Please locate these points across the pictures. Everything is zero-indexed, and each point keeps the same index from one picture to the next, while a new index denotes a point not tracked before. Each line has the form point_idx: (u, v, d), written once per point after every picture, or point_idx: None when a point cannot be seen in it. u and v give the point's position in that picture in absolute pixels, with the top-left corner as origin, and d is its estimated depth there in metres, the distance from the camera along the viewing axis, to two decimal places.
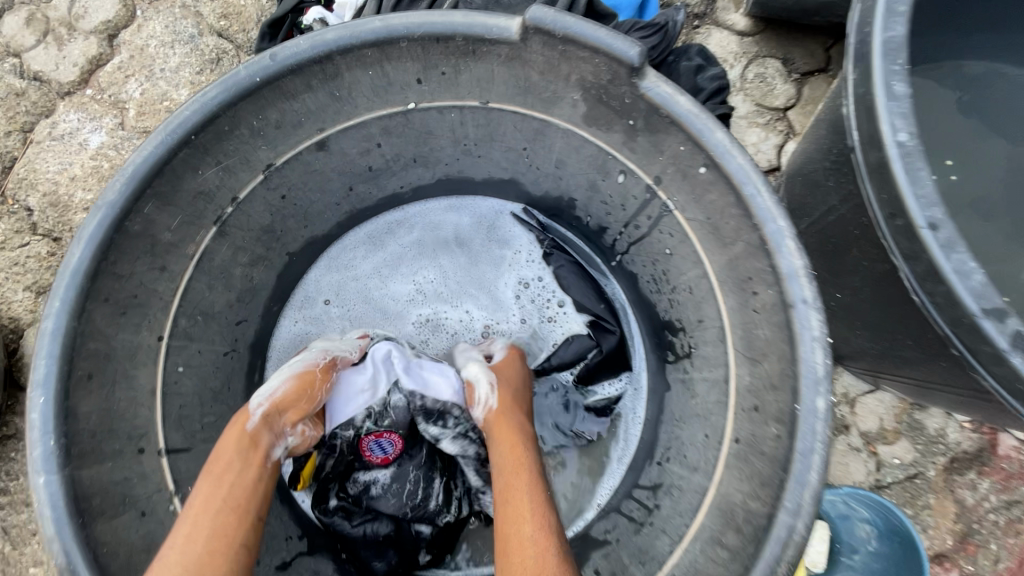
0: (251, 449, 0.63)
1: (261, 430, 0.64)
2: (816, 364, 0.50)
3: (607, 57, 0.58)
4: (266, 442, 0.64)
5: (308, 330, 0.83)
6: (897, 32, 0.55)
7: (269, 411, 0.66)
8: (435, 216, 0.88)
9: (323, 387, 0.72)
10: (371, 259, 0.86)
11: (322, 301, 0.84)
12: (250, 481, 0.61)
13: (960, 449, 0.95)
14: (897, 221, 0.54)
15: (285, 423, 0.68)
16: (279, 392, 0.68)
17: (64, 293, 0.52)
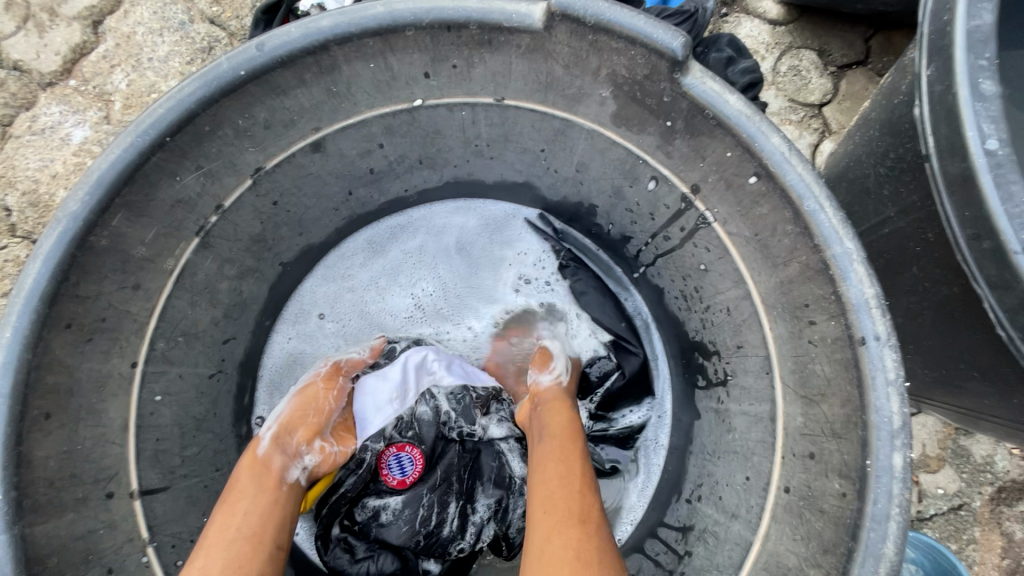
0: (264, 469, 0.58)
1: (270, 452, 0.59)
2: (892, 415, 0.43)
3: (644, 49, 0.50)
4: (280, 462, 0.59)
5: (302, 348, 0.76)
6: (985, 20, 0.47)
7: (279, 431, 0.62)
8: (439, 220, 0.79)
9: (330, 398, 0.67)
10: (370, 270, 0.79)
11: (316, 314, 0.77)
12: (266, 503, 0.55)
13: (1009, 478, 0.88)
14: (982, 243, 0.46)
15: (297, 442, 0.62)
16: (285, 412, 0.64)
17: (17, 321, 0.45)
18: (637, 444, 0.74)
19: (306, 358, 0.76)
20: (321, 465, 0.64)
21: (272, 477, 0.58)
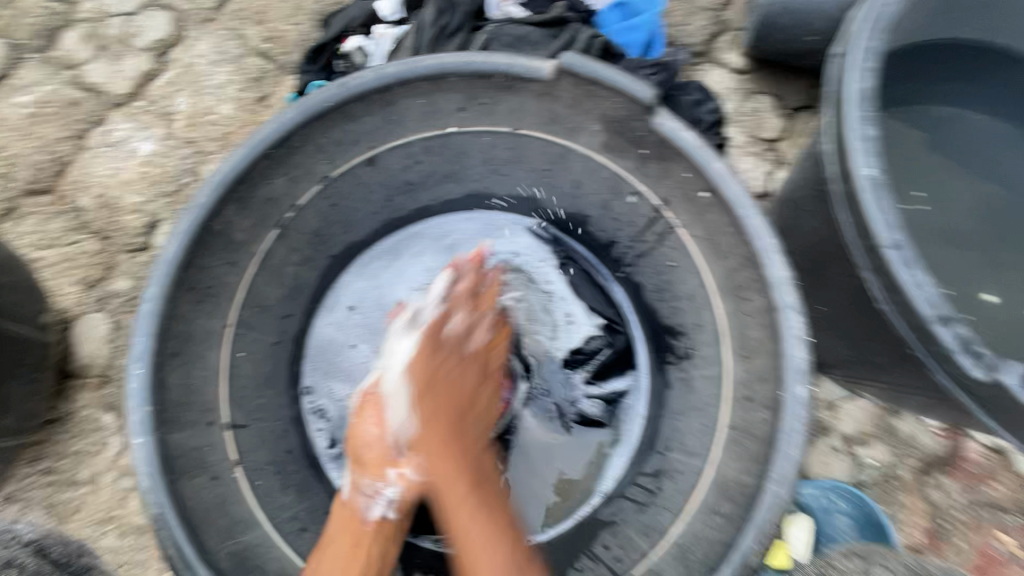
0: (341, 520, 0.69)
1: (348, 504, 0.70)
2: (797, 358, 0.59)
3: (625, 97, 0.69)
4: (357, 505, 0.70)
5: (331, 334, 0.85)
6: (865, 85, 0.67)
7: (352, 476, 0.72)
8: (451, 228, 0.93)
9: (375, 431, 0.72)
10: (391, 267, 0.90)
11: (344, 306, 0.87)
12: (347, 552, 0.66)
13: (931, 452, 1.05)
14: (865, 241, 0.64)
15: (371, 485, 0.70)
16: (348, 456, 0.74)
17: (159, 281, 0.62)
18: (620, 408, 0.88)
19: (340, 345, 0.85)
20: (401, 498, 0.70)
21: (352, 531, 0.68)
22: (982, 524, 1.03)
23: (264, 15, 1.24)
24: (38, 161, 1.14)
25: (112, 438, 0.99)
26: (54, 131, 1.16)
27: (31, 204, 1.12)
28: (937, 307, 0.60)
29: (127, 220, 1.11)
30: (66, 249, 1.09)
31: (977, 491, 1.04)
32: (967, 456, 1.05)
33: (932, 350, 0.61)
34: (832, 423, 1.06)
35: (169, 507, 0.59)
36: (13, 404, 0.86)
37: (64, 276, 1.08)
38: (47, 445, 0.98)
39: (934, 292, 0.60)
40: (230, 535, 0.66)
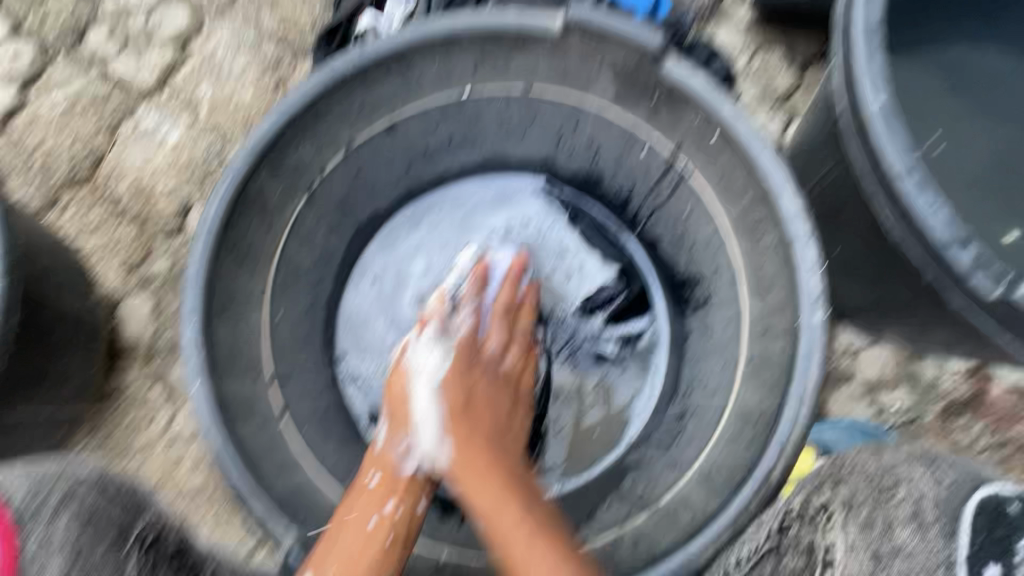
0: (377, 467, 0.73)
1: (384, 452, 0.74)
2: (813, 287, 0.62)
3: (635, 46, 0.70)
4: (393, 457, 0.74)
5: (341, 306, 0.84)
6: (875, 18, 0.68)
7: (390, 427, 0.76)
8: (454, 190, 0.88)
9: (403, 386, 0.76)
10: (401, 235, 0.87)
11: (352, 278, 0.85)
12: (375, 499, 0.70)
13: (955, 395, 1.06)
14: (877, 170, 0.66)
15: (403, 438, 0.75)
16: (388, 407, 0.77)
17: (204, 238, 0.70)
18: (642, 352, 0.86)
19: (355, 320, 0.84)
20: (444, 457, 0.74)
21: (386, 479, 0.72)
22: (1008, 463, 1.03)
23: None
24: (75, 153, 1.20)
25: (160, 409, 1.06)
26: (88, 125, 1.22)
27: (72, 194, 1.18)
28: (950, 232, 0.61)
29: (162, 205, 1.17)
30: (107, 235, 1.15)
31: (1003, 431, 1.04)
32: (992, 397, 1.05)
33: (947, 273, 0.63)
34: (853, 370, 1.07)
35: (221, 450, 0.68)
36: (72, 376, 0.92)
37: (107, 261, 1.14)
38: (102, 417, 1.05)
39: (947, 216, 0.61)
40: (275, 475, 0.71)
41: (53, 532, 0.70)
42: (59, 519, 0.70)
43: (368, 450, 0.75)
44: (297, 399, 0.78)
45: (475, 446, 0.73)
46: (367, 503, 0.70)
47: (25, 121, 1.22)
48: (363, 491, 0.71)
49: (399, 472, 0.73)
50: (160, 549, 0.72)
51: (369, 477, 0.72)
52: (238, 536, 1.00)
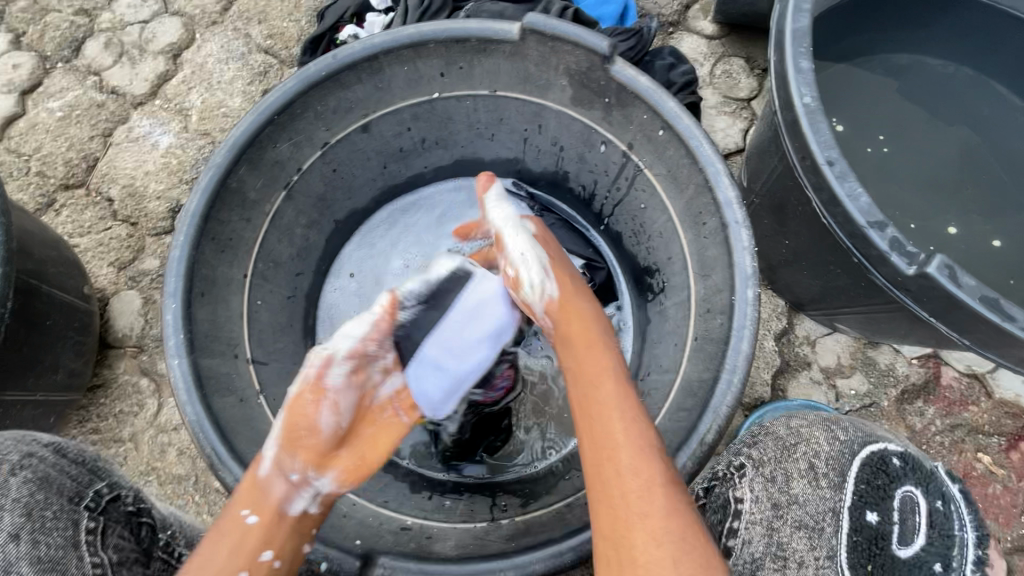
0: (257, 503, 0.64)
1: (268, 480, 0.65)
2: (746, 266, 0.67)
3: (586, 50, 0.77)
4: (275, 492, 0.65)
5: (338, 297, 0.99)
6: (802, 24, 0.74)
7: (281, 450, 0.67)
8: (437, 196, 1.06)
9: (316, 403, 0.70)
10: (390, 234, 1.03)
11: (349, 274, 1.01)
12: (251, 536, 0.62)
13: (909, 381, 1.10)
14: (806, 161, 0.71)
15: (300, 465, 0.68)
16: (285, 426, 0.69)
17: (185, 230, 0.71)
18: None
19: (344, 310, 0.99)
20: (333, 486, 0.70)
21: (266, 517, 0.64)
22: (961, 445, 1.08)
23: (266, 14, 1.34)
24: (70, 158, 1.26)
25: (148, 400, 1.10)
26: (84, 132, 1.28)
27: (66, 197, 1.24)
28: (870, 215, 0.67)
29: (153, 206, 1.23)
30: (99, 235, 1.21)
31: (955, 415, 1.09)
32: (944, 382, 1.10)
33: (870, 254, 0.68)
34: (812, 358, 1.12)
35: (207, 421, 0.67)
36: (63, 365, 0.97)
37: (98, 259, 1.19)
38: (92, 408, 1.10)
39: (867, 201, 0.67)
40: (256, 446, 0.73)
41: (10, 494, 0.61)
42: (16, 477, 0.62)
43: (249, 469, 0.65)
44: (274, 382, 0.83)
45: (583, 325, 0.73)
46: (233, 552, 0.61)
47: (23, 128, 1.28)
48: (236, 529, 0.62)
49: (285, 506, 0.65)
50: (116, 509, 0.67)
51: (242, 511, 0.63)
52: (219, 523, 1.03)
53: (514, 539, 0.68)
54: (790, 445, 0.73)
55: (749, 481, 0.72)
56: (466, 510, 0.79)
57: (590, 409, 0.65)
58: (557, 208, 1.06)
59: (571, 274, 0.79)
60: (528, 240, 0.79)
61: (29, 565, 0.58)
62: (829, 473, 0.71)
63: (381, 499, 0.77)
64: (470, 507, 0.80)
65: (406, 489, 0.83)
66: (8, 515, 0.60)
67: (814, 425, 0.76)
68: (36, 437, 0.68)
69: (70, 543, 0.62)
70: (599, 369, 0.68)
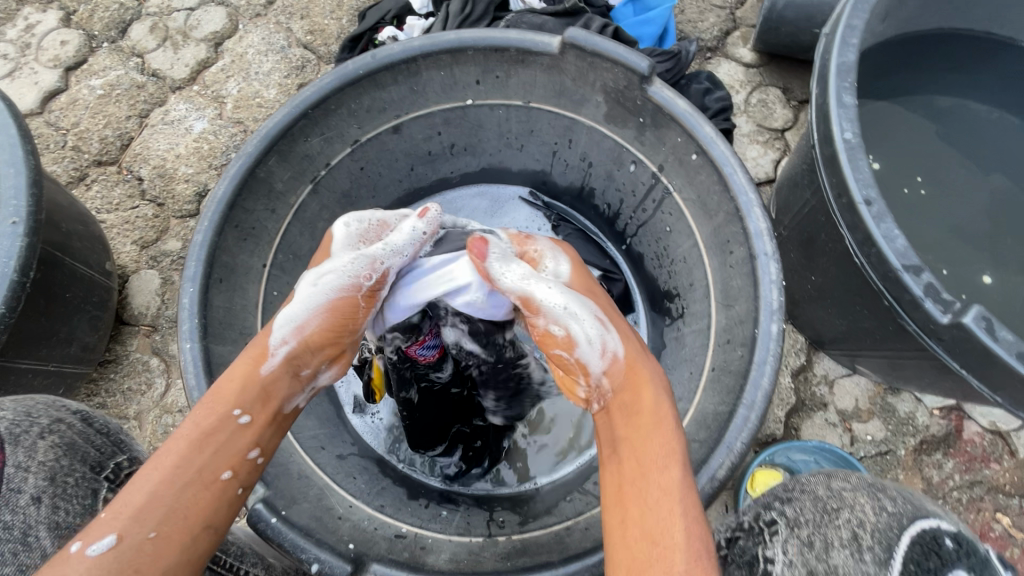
0: (257, 407, 0.60)
1: (274, 381, 0.62)
2: (772, 299, 0.65)
3: (625, 68, 0.76)
4: (279, 395, 0.62)
5: None
6: (848, 58, 0.73)
7: (294, 352, 0.63)
8: (457, 200, 1.06)
9: (365, 311, 0.66)
10: None
11: None
12: (236, 436, 0.58)
13: (928, 432, 1.07)
14: (842, 198, 0.70)
15: (311, 365, 0.65)
16: (315, 328, 0.64)
17: (211, 215, 0.72)
18: None
19: None
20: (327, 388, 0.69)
21: (260, 419, 0.60)
22: (980, 504, 1.03)
23: (309, 11, 1.37)
24: (107, 136, 1.28)
25: (156, 380, 1.11)
26: (122, 111, 1.30)
27: (98, 173, 1.26)
28: (905, 258, 0.65)
29: (181, 189, 1.24)
30: (126, 213, 1.23)
31: (975, 472, 1.05)
32: (965, 436, 1.06)
33: (902, 298, 0.66)
34: (828, 398, 1.09)
35: None
36: (78, 338, 0.97)
37: (123, 236, 1.21)
38: (101, 383, 1.11)
39: (903, 243, 0.65)
40: None
41: (36, 454, 0.54)
42: (46, 438, 0.56)
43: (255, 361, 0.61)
44: None
45: (646, 393, 0.60)
46: (222, 451, 0.57)
47: (64, 102, 1.31)
48: (229, 427, 0.58)
49: (284, 405, 0.62)
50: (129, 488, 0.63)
51: (237, 409, 0.59)
52: None
53: (509, 559, 0.66)
54: (831, 507, 0.54)
55: (781, 542, 0.53)
56: (463, 523, 0.77)
57: (642, 485, 0.54)
58: (574, 219, 1.06)
59: (624, 324, 0.66)
60: (563, 288, 0.64)
61: (47, 531, 0.52)
62: (874, 546, 0.50)
63: (378, 503, 0.76)
64: (467, 520, 0.78)
65: (403, 495, 0.81)
66: (33, 476, 0.52)
67: (860, 489, 0.56)
68: (65, 404, 0.62)
69: (87, 513, 0.56)
70: (665, 450, 0.56)
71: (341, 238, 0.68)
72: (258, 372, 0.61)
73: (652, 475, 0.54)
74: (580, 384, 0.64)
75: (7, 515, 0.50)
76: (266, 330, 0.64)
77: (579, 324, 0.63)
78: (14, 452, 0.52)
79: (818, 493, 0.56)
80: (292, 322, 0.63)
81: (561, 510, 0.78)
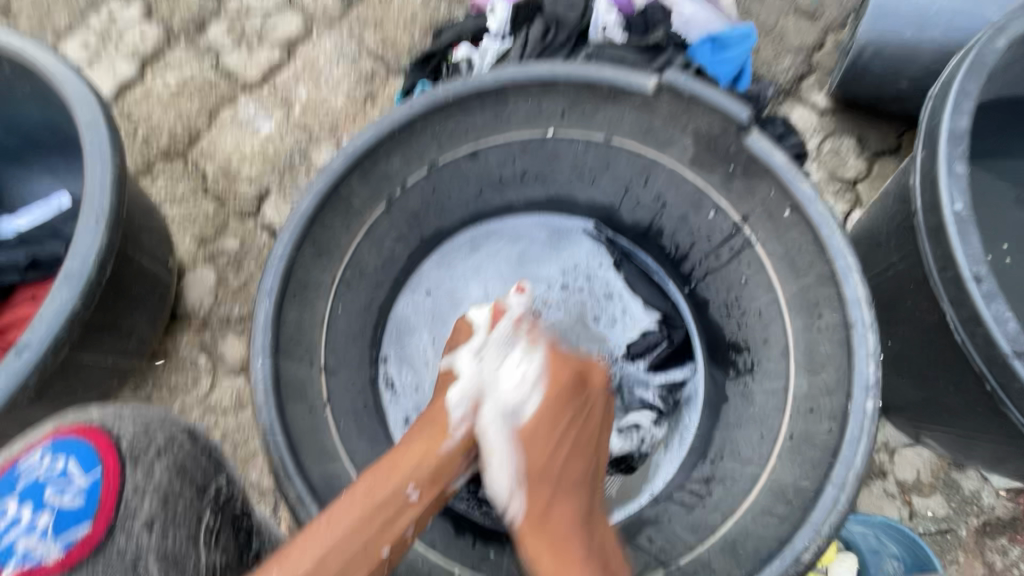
0: (426, 485, 0.67)
1: (450, 461, 0.69)
2: (868, 374, 0.62)
3: (722, 115, 0.74)
4: (447, 476, 0.69)
5: (411, 314, 0.98)
6: (961, 125, 0.69)
7: (471, 434, 0.72)
8: (518, 228, 1.03)
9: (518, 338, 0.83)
10: (469, 259, 1.01)
11: (424, 290, 0.99)
12: (398, 511, 0.64)
13: (994, 514, 1.01)
14: (947, 272, 0.66)
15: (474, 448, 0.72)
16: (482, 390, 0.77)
17: (291, 230, 0.72)
18: (680, 399, 0.95)
19: (414, 325, 0.97)
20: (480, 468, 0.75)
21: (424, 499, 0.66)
22: None
23: (382, 22, 1.37)
24: (175, 130, 1.30)
25: (203, 378, 1.11)
26: (192, 107, 1.32)
27: (164, 166, 1.28)
28: (1017, 344, 0.61)
29: (243, 188, 1.25)
30: (188, 208, 1.24)
31: None
32: None
33: (1010, 384, 0.63)
34: (888, 467, 1.03)
35: (278, 429, 0.65)
36: (136, 332, 0.98)
37: (183, 231, 1.22)
38: (149, 375, 1.11)
39: (1015, 328, 0.62)
40: (320, 461, 0.71)
41: (153, 476, 0.57)
42: (159, 460, 0.58)
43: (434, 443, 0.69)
44: (340, 393, 0.81)
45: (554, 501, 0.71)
46: (388, 529, 0.62)
47: (139, 94, 1.33)
48: (400, 504, 0.64)
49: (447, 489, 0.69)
50: (228, 510, 0.64)
51: (410, 486, 0.65)
52: None
53: None
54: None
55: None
56: (513, 568, 0.75)
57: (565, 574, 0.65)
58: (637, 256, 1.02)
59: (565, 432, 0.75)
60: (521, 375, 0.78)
61: (156, 558, 0.54)
62: None
63: (429, 538, 0.74)
64: (516, 563, 0.76)
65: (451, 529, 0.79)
66: (147, 501, 0.55)
67: None
68: (176, 420, 0.65)
69: (192, 539, 0.58)
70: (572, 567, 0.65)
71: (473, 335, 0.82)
72: (438, 451, 0.69)
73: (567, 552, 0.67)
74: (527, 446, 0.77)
75: (124, 540, 0.53)
76: (444, 408, 0.73)
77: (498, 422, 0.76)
78: (134, 474, 0.56)
79: None
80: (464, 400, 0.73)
81: None
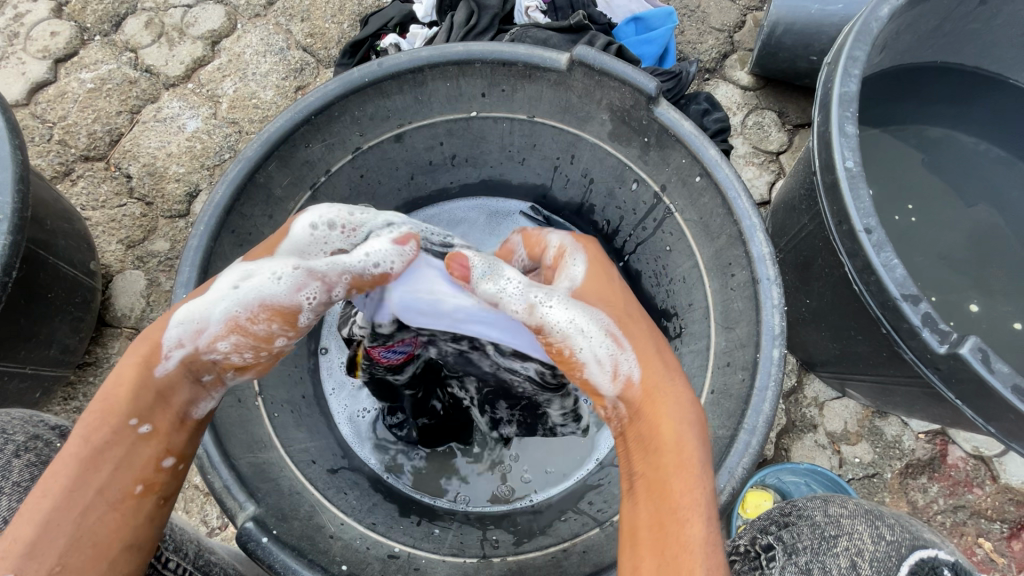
0: (156, 413, 0.56)
1: (166, 384, 0.57)
2: (774, 325, 0.66)
3: (632, 88, 0.76)
4: (179, 397, 0.57)
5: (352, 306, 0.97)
6: (851, 88, 0.73)
7: (193, 357, 0.58)
8: (456, 213, 1.05)
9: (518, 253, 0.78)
10: None
11: None
12: (122, 447, 0.53)
13: (914, 455, 1.07)
14: (843, 226, 0.71)
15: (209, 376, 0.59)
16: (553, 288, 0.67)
17: (207, 220, 0.70)
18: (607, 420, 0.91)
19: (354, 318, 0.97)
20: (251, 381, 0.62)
21: (157, 428, 0.56)
22: (962, 528, 1.04)
23: (310, 13, 1.35)
24: (95, 131, 1.25)
25: None
26: (113, 106, 1.27)
27: (85, 168, 1.22)
28: (904, 287, 0.67)
29: (170, 189, 1.21)
30: (112, 211, 1.19)
31: (959, 496, 1.06)
32: (950, 461, 1.07)
33: (900, 326, 0.68)
34: (818, 420, 1.09)
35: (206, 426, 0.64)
36: (57, 340, 0.95)
37: (109, 235, 1.18)
38: (79, 386, 1.08)
39: (902, 273, 0.67)
40: (251, 450, 0.70)
41: (11, 475, 0.56)
42: (19, 459, 0.58)
43: (142, 365, 0.56)
44: (275, 384, 0.80)
45: (650, 353, 0.60)
46: (123, 466, 0.53)
47: (52, 95, 1.27)
48: (126, 440, 0.54)
49: (185, 411, 0.58)
50: None
51: (133, 419, 0.54)
52: (193, 519, 0.97)
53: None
54: (831, 534, 0.60)
55: (780, 569, 0.58)
56: (456, 542, 0.77)
57: (653, 487, 0.52)
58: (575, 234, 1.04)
59: (646, 337, 0.61)
60: (566, 301, 0.62)
61: None
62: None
63: (370, 520, 0.75)
64: (460, 539, 0.78)
65: (394, 512, 0.80)
66: (7, 498, 0.55)
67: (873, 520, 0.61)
68: (43, 420, 0.65)
69: None
70: (688, 501, 0.50)
71: (299, 236, 0.64)
72: (151, 377, 0.56)
73: (662, 420, 0.55)
74: (576, 374, 0.60)
75: None
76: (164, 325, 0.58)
77: (587, 344, 0.59)
78: None
79: (818, 520, 0.62)
80: (188, 323, 0.58)
81: (556, 532, 0.78)
